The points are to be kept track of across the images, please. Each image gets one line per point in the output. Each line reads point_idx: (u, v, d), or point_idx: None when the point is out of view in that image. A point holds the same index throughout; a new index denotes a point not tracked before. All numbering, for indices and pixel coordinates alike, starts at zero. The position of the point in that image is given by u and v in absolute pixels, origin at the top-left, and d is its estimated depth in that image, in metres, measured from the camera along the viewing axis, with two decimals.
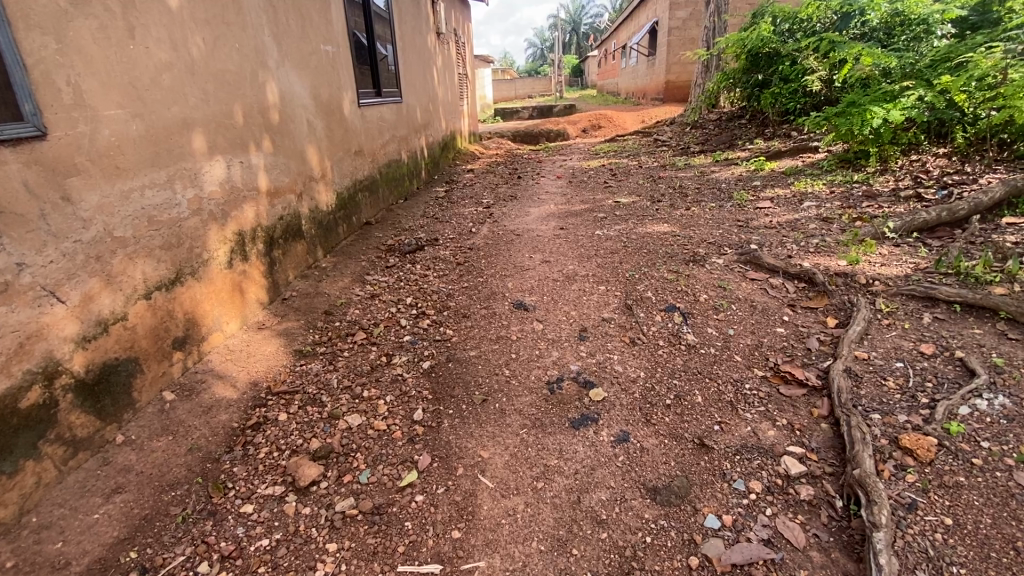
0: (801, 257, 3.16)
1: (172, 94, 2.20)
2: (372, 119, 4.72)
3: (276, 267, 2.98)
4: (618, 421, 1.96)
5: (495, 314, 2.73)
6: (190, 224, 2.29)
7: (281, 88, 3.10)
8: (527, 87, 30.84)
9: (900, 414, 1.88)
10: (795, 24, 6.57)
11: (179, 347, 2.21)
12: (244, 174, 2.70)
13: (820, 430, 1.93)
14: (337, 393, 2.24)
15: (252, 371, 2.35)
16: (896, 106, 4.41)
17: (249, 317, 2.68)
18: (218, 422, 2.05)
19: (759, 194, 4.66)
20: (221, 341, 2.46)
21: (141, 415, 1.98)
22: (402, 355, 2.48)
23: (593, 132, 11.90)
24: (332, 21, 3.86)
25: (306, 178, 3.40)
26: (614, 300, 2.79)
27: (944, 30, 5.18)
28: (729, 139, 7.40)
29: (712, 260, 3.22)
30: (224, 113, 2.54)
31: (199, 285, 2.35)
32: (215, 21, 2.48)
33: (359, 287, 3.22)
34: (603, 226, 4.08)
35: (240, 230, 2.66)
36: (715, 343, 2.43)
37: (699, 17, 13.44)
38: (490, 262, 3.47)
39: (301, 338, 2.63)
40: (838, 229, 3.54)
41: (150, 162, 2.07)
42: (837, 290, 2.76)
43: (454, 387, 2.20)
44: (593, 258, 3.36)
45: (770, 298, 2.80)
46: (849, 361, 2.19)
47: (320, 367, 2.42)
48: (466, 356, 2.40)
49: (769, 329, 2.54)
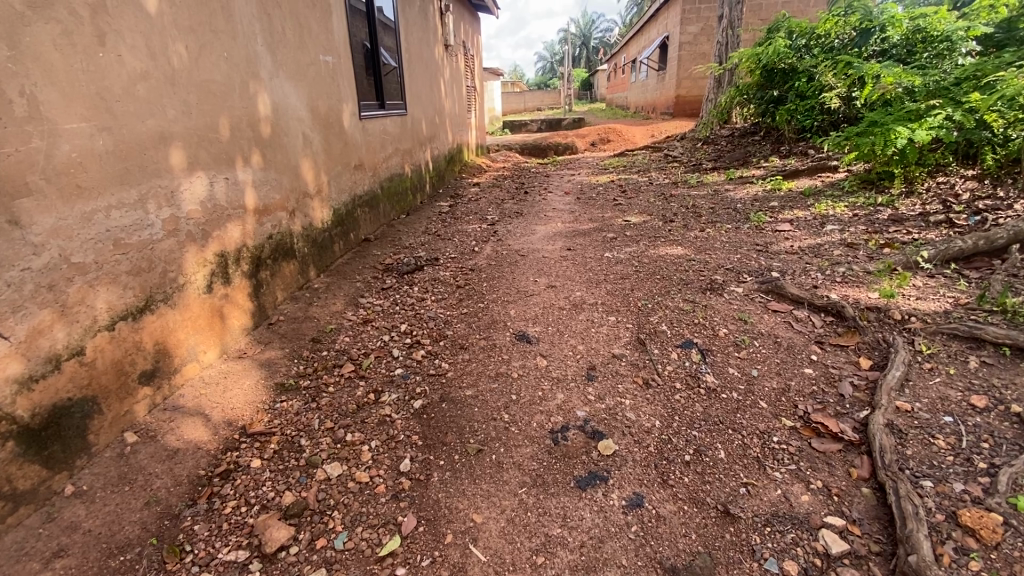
0: (828, 288, 2.93)
1: (148, 106, 2.03)
2: (374, 132, 4.56)
3: (263, 289, 2.78)
4: (631, 482, 1.73)
5: (494, 346, 2.51)
6: (163, 246, 2.10)
7: (273, 100, 2.92)
8: (536, 99, 30.96)
9: (955, 482, 1.64)
10: (812, 39, 6.38)
11: (146, 382, 2.01)
12: (229, 192, 2.52)
13: (861, 496, 1.69)
14: (318, 436, 2.03)
15: (227, 409, 2.14)
16: (922, 125, 4.18)
17: (229, 345, 2.48)
18: (183, 470, 1.85)
19: (777, 215, 4.43)
20: (197, 373, 2.27)
21: (96, 461, 1.79)
22: (391, 392, 2.26)
23: (602, 146, 11.74)
24: (333, 31, 3.71)
25: (299, 195, 3.21)
26: (626, 333, 2.57)
27: (969, 47, 4.86)
28: (743, 155, 7.20)
29: (730, 289, 2.99)
30: (208, 126, 2.36)
31: (172, 312, 2.15)
32: (201, 28, 2.31)
33: (352, 311, 3.02)
34: (613, 248, 3.87)
35: (222, 251, 2.46)
36: (737, 386, 2.20)
37: (710, 32, 13.30)
38: (492, 286, 3.25)
39: (285, 370, 2.42)
40: (865, 257, 3.31)
41: (119, 180, 1.89)
42: (870, 327, 2.52)
43: (446, 433, 1.98)
44: (602, 284, 3.14)
45: (796, 334, 2.57)
46: (889, 413, 1.96)
47: (302, 404, 2.21)
48: (462, 396, 2.17)
49: (796, 370, 2.31)
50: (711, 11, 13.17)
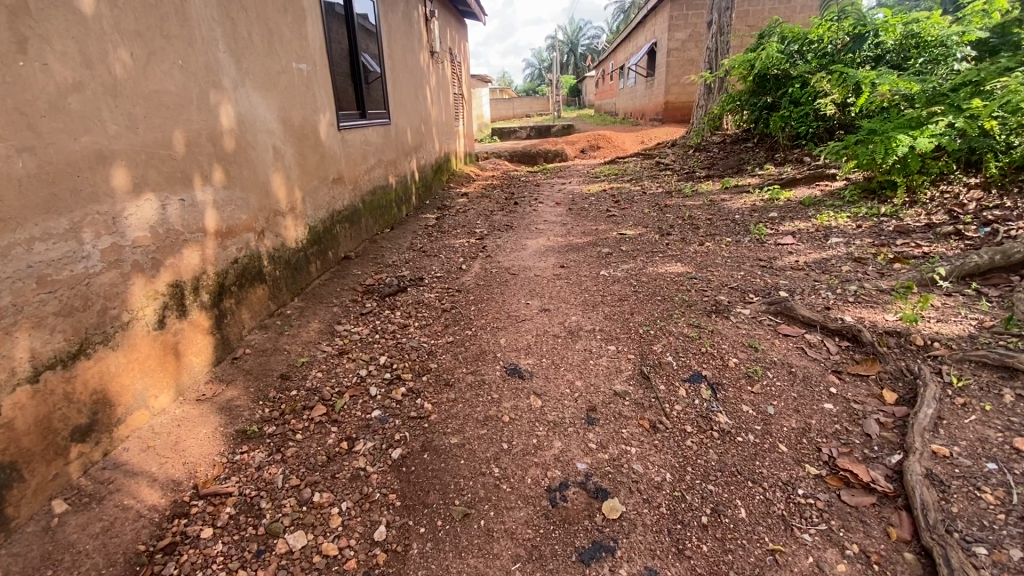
0: (840, 309, 2.73)
1: (82, 120, 1.77)
2: (355, 143, 4.32)
3: (226, 319, 2.52)
4: (641, 553, 1.49)
5: (482, 383, 2.27)
6: (103, 280, 1.84)
7: (239, 111, 2.67)
8: (525, 105, 30.96)
9: (1014, 549, 1.42)
10: (804, 45, 6.24)
11: (80, 440, 1.75)
12: (185, 214, 2.26)
13: (905, 563, 1.47)
14: (281, 497, 1.77)
15: (178, 464, 1.88)
16: (924, 132, 3.98)
17: (185, 386, 2.22)
18: (119, 545, 1.57)
19: (778, 227, 4.25)
20: (146, 421, 2.00)
21: (14, 539, 1.52)
22: (367, 440, 2.02)
23: (592, 153, 11.57)
24: (308, 37, 3.48)
25: (269, 214, 2.96)
26: (627, 366, 2.34)
27: (963, 52, 4.83)
28: (737, 162, 7.04)
29: (737, 311, 2.78)
30: (159, 141, 2.11)
31: (114, 355, 1.88)
32: (149, 33, 2.06)
33: (327, 341, 2.76)
34: (609, 265, 3.65)
35: (177, 280, 2.20)
36: (753, 427, 1.97)
37: (698, 38, 13.25)
38: (480, 310, 3.01)
39: (248, 415, 2.17)
40: (876, 273, 3.12)
41: (44, 208, 1.64)
42: (891, 354, 2.32)
43: (428, 493, 1.73)
44: (599, 307, 2.91)
45: (811, 362, 2.36)
46: (925, 460, 1.75)
47: (265, 457, 1.95)
48: (445, 445, 1.93)
49: (815, 406, 2.09)
50: (699, 17, 13.13)
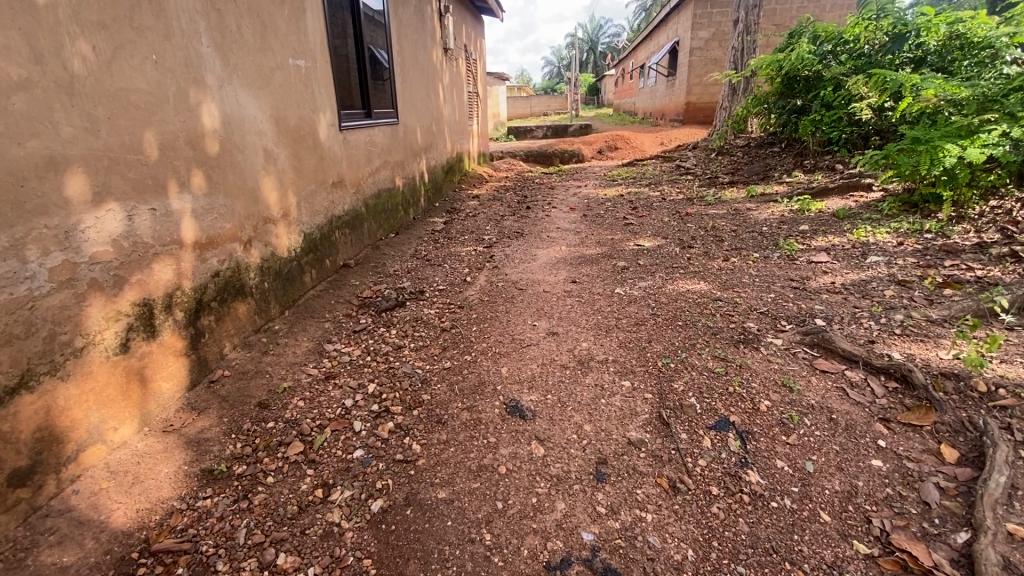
0: (886, 344, 2.42)
1: (29, 122, 1.56)
2: (359, 144, 4.10)
3: (204, 338, 2.31)
4: None
5: (478, 423, 2.02)
6: (51, 302, 1.63)
7: (224, 111, 2.45)
8: (542, 104, 30.61)
9: None
10: (839, 45, 5.87)
11: (19, 485, 1.54)
12: (156, 225, 2.05)
13: None
14: (240, 557, 1.54)
15: (132, 510, 1.67)
16: (975, 142, 3.64)
17: (151, 415, 2.01)
18: None
19: (810, 242, 3.92)
20: (102, 457, 1.79)
21: None
22: (345, 488, 1.78)
23: (609, 154, 11.22)
24: (307, 31, 3.25)
25: (258, 222, 2.74)
26: (643, 407, 2.07)
27: (1013, 55, 4.29)
28: (762, 168, 6.67)
29: (767, 341, 2.50)
30: (126, 145, 1.89)
31: (64, 386, 1.67)
32: (116, 24, 1.84)
33: (313, 363, 2.53)
34: (625, 282, 3.37)
35: (144, 298, 1.99)
36: (790, 490, 1.69)
37: (722, 38, 12.80)
38: (482, 331, 2.76)
39: (217, 451, 1.94)
40: (924, 299, 2.79)
41: None
42: (948, 402, 2.00)
43: (407, 562, 1.49)
44: (613, 332, 2.64)
45: (854, 408, 2.06)
46: (1001, 544, 1.44)
47: (229, 505, 1.73)
48: (432, 500, 1.69)
49: (862, 464, 1.80)
50: (723, 16, 12.66)
